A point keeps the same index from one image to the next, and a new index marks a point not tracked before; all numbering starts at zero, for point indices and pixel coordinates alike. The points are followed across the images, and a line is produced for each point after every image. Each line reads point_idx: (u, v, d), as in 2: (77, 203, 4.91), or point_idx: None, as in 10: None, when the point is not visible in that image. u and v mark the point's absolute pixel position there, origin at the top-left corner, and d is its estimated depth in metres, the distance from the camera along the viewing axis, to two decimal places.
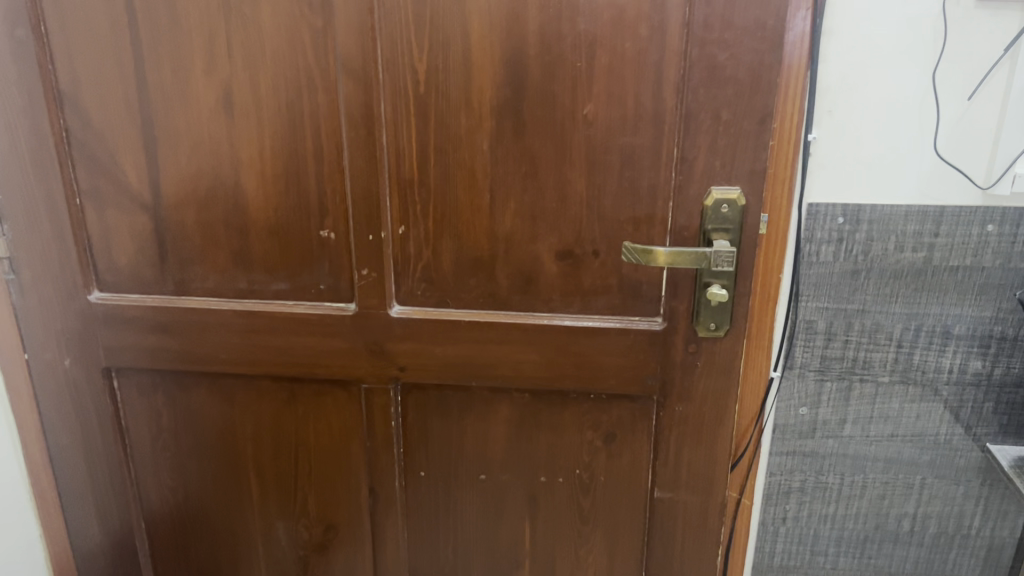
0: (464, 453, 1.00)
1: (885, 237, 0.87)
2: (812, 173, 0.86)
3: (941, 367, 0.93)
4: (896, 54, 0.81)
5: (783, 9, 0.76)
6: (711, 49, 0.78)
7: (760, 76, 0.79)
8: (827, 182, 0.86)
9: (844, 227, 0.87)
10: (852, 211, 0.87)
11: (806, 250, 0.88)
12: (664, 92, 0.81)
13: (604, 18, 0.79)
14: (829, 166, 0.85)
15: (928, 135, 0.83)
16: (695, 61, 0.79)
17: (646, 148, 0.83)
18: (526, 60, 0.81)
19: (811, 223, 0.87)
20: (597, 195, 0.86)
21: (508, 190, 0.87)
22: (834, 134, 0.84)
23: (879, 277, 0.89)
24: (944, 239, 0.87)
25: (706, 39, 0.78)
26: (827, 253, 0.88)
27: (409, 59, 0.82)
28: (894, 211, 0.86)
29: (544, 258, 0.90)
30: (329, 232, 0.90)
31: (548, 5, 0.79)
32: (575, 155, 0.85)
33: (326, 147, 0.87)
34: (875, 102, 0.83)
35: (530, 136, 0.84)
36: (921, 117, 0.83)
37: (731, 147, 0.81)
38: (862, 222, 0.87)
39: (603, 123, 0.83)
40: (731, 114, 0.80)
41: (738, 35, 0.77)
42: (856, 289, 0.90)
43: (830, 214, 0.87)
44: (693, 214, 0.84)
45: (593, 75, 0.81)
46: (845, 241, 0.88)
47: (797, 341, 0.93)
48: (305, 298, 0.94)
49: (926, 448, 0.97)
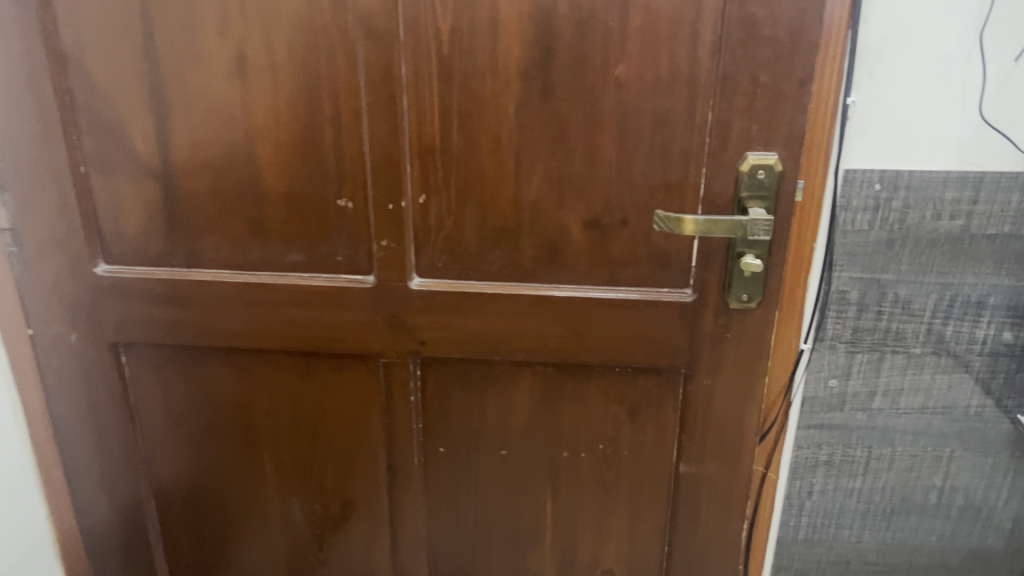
0: (484, 429, 0.98)
1: (922, 205, 0.85)
2: (851, 138, 0.83)
3: (974, 338, 0.91)
4: (941, 13, 0.77)
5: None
6: (751, 8, 0.75)
7: (801, 35, 0.75)
8: (864, 146, 0.83)
9: (881, 194, 0.84)
10: (890, 177, 0.84)
11: (841, 218, 0.86)
12: (700, 53, 0.78)
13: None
14: (869, 130, 0.82)
15: (972, 97, 0.80)
16: (734, 20, 0.75)
17: (679, 112, 0.80)
18: (555, 19, 0.78)
19: (847, 190, 0.84)
20: (627, 161, 0.83)
21: (535, 157, 0.83)
22: (875, 97, 0.81)
23: (914, 247, 0.87)
24: (983, 206, 0.85)
25: None
26: (862, 221, 0.86)
27: (432, 18, 0.78)
28: (934, 177, 0.84)
29: (570, 227, 0.87)
30: (346, 202, 0.87)
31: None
32: (604, 120, 0.81)
33: (345, 112, 0.83)
34: (917, 63, 0.79)
35: (558, 101, 0.81)
36: (965, 79, 0.80)
37: (768, 111, 0.78)
38: (900, 189, 0.84)
39: (634, 86, 0.80)
40: (769, 76, 0.77)
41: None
42: (891, 258, 0.87)
43: (868, 181, 0.84)
44: (727, 181, 0.82)
45: (626, 35, 0.78)
46: (881, 209, 0.85)
47: (829, 312, 0.90)
48: (320, 270, 0.90)
49: (956, 420, 0.96)
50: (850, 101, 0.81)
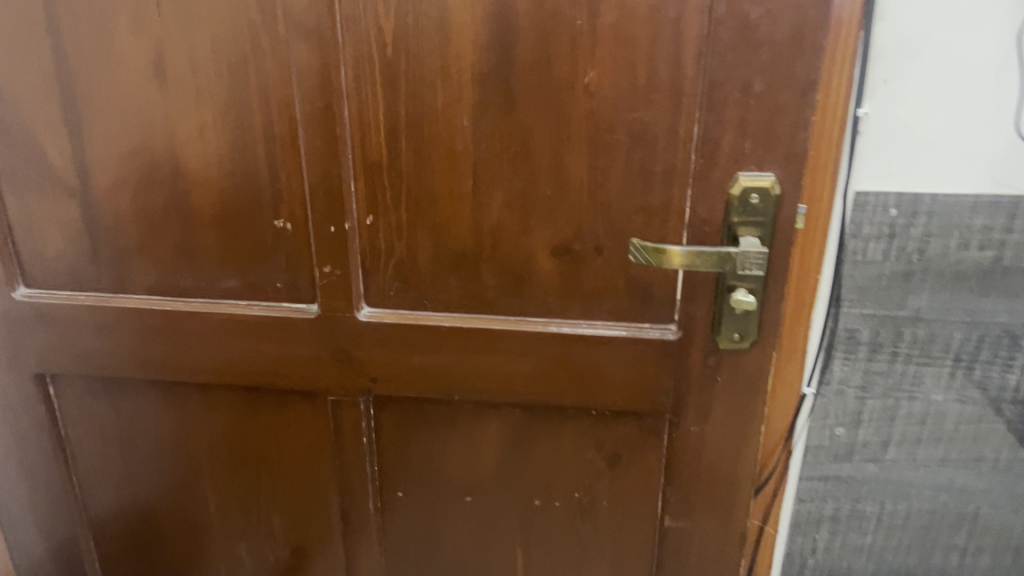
0: (446, 473, 0.88)
1: (946, 233, 0.73)
2: (862, 156, 0.71)
3: (1005, 384, 0.79)
4: (972, 9, 0.65)
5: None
6: (742, 4, 0.63)
7: (802, 37, 0.64)
8: (878, 166, 0.71)
9: (898, 220, 0.73)
10: (908, 202, 0.72)
11: (850, 248, 0.74)
12: (684, 57, 0.66)
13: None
14: (883, 147, 0.70)
15: (1007, 109, 0.68)
16: (723, 19, 0.64)
17: (660, 126, 0.69)
18: (514, 18, 0.66)
19: (858, 215, 0.73)
20: (600, 181, 0.72)
21: (494, 175, 0.73)
22: (891, 108, 0.69)
23: (936, 280, 0.75)
24: (1019, 235, 0.73)
25: None
26: (875, 251, 0.74)
27: (373, 16, 0.68)
28: (959, 202, 0.72)
29: (537, 256, 0.76)
30: (284, 223, 0.77)
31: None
32: (574, 133, 0.70)
33: (277, 122, 0.72)
34: (943, 69, 0.67)
35: (520, 110, 0.70)
36: (1000, 87, 0.68)
37: (763, 126, 0.67)
38: (919, 215, 0.72)
39: (608, 95, 0.68)
40: (765, 85, 0.66)
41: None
42: (908, 293, 0.76)
43: (882, 205, 0.72)
44: (715, 206, 0.71)
45: (597, 37, 0.66)
46: (897, 238, 0.73)
47: (836, 353, 0.79)
48: (259, 298, 0.81)
49: (982, 475, 0.84)
50: (861, 113, 0.69)
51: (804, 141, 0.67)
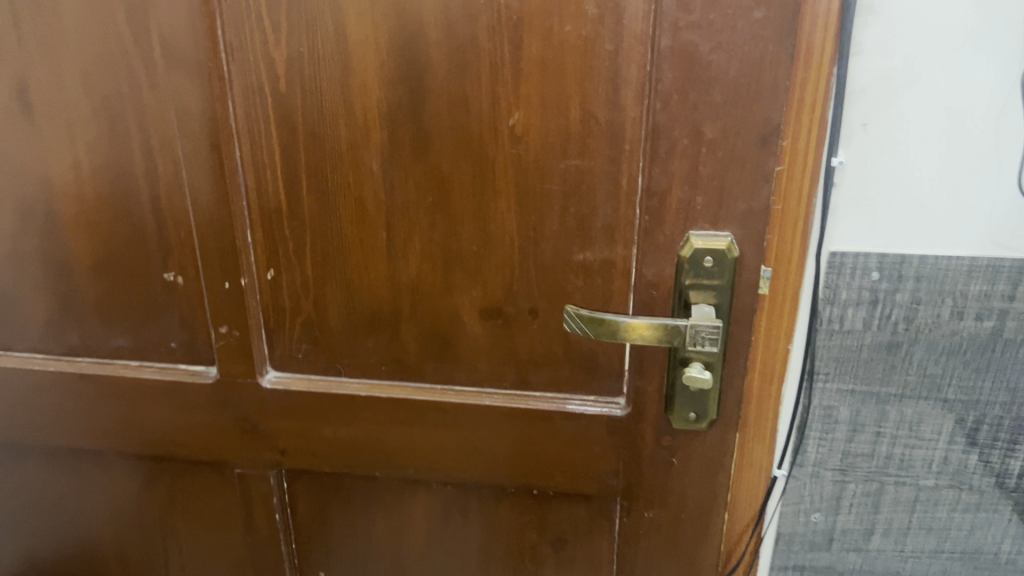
0: (371, 553, 0.77)
1: (938, 300, 0.62)
2: (838, 210, 0.60)
3: (1008, 471, 0.68)
4: (968, 44, 0.55)
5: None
6: (690, 35, 0.53)
7: (761, 76, 0.53)
8: (855, 223, 0.60)
9: (881, 285, 0.62)
10: (892, 263, 0.61)
11: (825, 316, 0.63)
12: (623, 96, 0.56)
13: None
14: (863, 201, 0.60)
15: (1009, 160, 0.58)
16: (666, 53, 0.54)
17: (598, 176, 0.59)
18: (423, 49, 0.56)
19: (833, 279, 0.62)
20: (532, 236, 0.62)
21: (409, 227, 0.63)
22: (872, 157, 0.58)
23: (926, 353, 0.64)
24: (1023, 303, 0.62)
25: (680, 21, 0.53)
26: (855, 320, 0.63)
27: (261, 46, 0.58)
28: (954, 264, 0.61)
29: (464, 317, 0.66)
30: (175, 276, 0.67)
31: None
32: (498, 181, 0.60)
33: (161, 165, 0.63)
34: (933, 113, 0.57)
35: (435, 153, 0.60)
36: (1001, 136, 0.57)
37: (718, 178, 0.57)
38: (906, 280, 0.62)
39: (536, 140, 0.58)
40: (718, 130, 0.55)
41: (731, 17, 0.52)
42: (893, 368, 0.65)
43: (862, 268, 0.61)
44: (664, 268, 0.61)
45: (520, 73, 0.56)
46: (880, 305, 0.63)
47: (810, 433, 0.68)
48: (153, 358, 0.71)
49: (980, 568, 0.73)
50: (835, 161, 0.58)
51: (767, 194, 0.57)
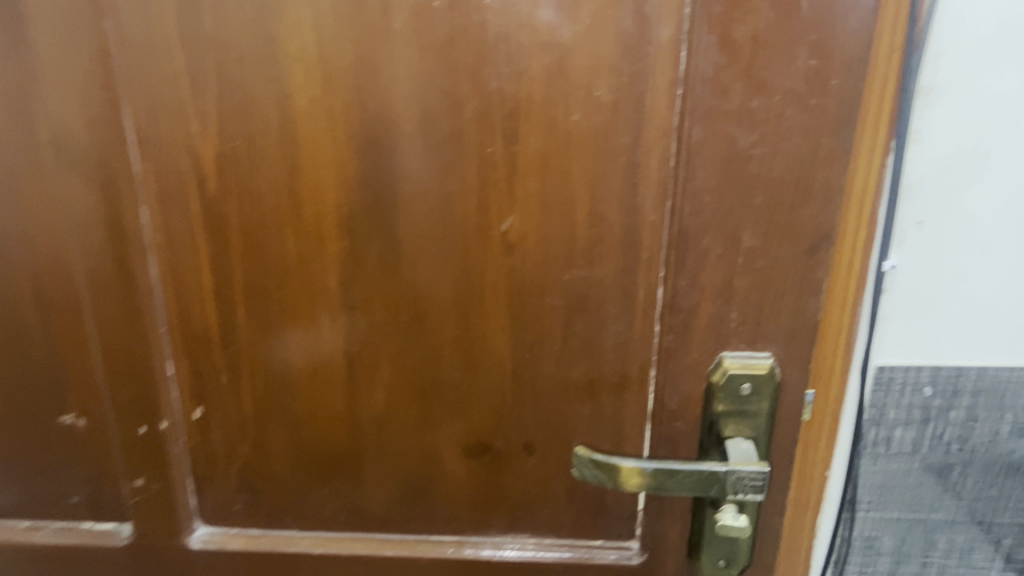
0: None
1: (995, 416, 0.55)
2: (887, 320, 0.53)
3: None
4: None
5: (865, 56, 0.41)
6: (726, 126, 0.43)
7: (812, 172, 0.44)
8: (905, 334, 0.53)
9: (933, 401, 0.55)
10: (947, 377, 0.54)
11: (869, 438, 0.56)
12: (642, 196, 0.46)
13: (535, 68, 0.43)
14: (915, 309, 0.53)
15: None
16: (698, 148, 0.44)
17: (611, 288, 0.49)
18: (393, 141, 0.45)
19: (879, 397, 0.55)
20: (528, 359, 0.51)
21: (377, 353, 0.51)
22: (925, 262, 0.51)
23: (980, 475, 0.57)
24: None
25: (715, 109, 0.43)
26: (903, 440, 0.56)
27: (187, 137, 0.46)
28: (1016, 376, 0.54)
29: (444, 456, 0.54)
30: (76, 417, 0.54)
31: (429, 43, 0.43)
32: (487, 295, 0.49)
33: (57, 283, 0.50)
34: (996, 212, 0.50)
35: (407, 265, 0.48)
36: None
37: (757, 291, 0.47)
38: (962, 395, 0.54)
39: (535, 247, 0.48)
40: (758, 237, 0.46)
41: (778, 105, 0.43)
42: (943, 493, 0.57)
43: (912, 383, 0.54)
44: (689, 395, 0.50)
45: (517, 168, 0.46)
46: (932, 423, 0.55)
47: (848, 567, 0.60)
48: (47, 517, 0.57)
49: None
50: (887, 266, 0.51)
51: (816, 310, 0.47)
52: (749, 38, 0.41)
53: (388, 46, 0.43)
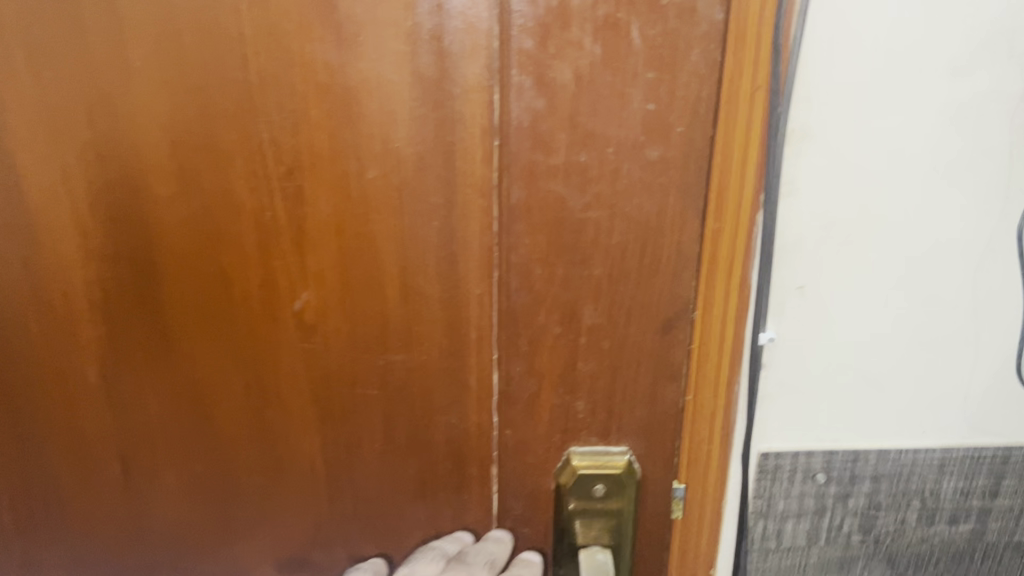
0: None
1: (897, 504, 0.50)
2: (769, 398, 0.47)
3: None
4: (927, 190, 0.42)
5: (715, 98, 0.33)
6: (553, 185, 0.35)
7: (660, 235, 0.36)
8: (790, 416, 0.48)
9: (829, 491, 0.50)
10: (843, 462, 0.49)
11: (761, 532, 0.51)
12: (463, 267, 0.38)
13: (313, 113, 0.35)
14: (800, 386, 0.47)
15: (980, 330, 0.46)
16: (520, 212, 0.35)
17: (436, 377, 0.40)
18: (150, 206, 0.38)
19: (768, 488, 0.49)
20: (343, 459, 0.43)
21: (164, 448, 0.44)
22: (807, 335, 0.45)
23: (883, 566, 0.52)
24: (998, 502, 0.51)
25: (537, 162, 0.34)
26: (798, 534, 0.51)
27: None
28: (921, 458, 0.49)
29: (253, 561, 0.46)
30: None
31: (177, 87, 0.36)
32: (284, 384, 0.41)
33: None
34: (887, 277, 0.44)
35: (186, 349, 0.41)
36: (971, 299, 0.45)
37: (607, 375, 0.39)
38: (861, 481, 0.49)
39: (337, 328, 0.40)
40: (601, 314, 0.37)
41: (612, 158, 0.34)
42: None
43: (803, 470, 0.49)
44: (538, 494, 0.42)
45: (303, 236, 0.38)
46: (829, 514, 0.50)
47: None
48: None
49: None
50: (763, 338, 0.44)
51: (677, 395, 0.39)
52: (570, 78, 0.33)
53: (115, 109, 0.36)
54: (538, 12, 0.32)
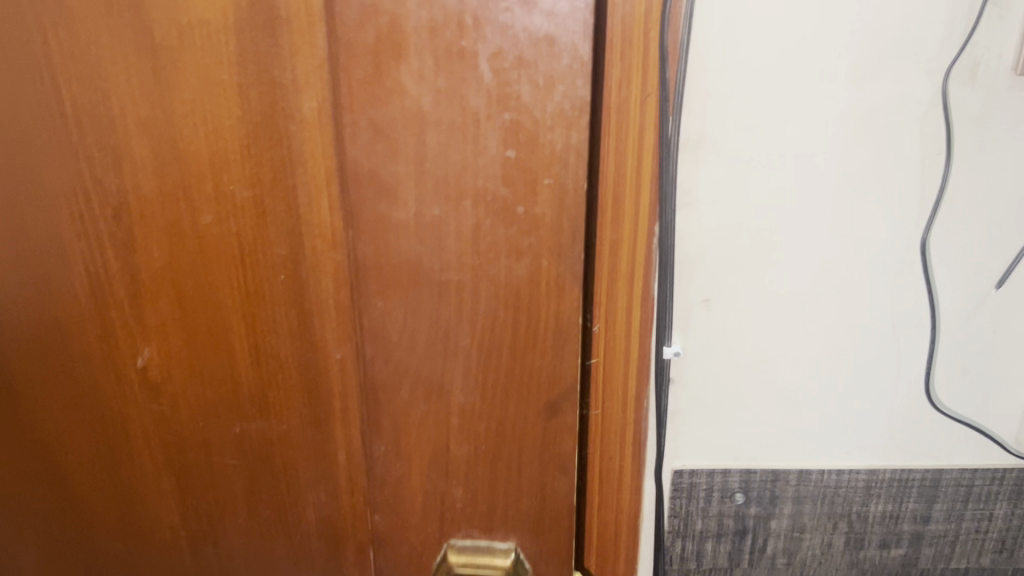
0: None
1: (821, 526, 0.62)
2: (683, 412, 0.59)
3: None
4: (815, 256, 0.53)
5: (587, 144, 0.28)
6: (405, 242, 0.30)
7: (533, 312, 0.31)
8: (698, 435, 0.60)
9: (754, 512, 0.62)
10: (762, 481, 0.61)
11: (694, 546, 0.63)
12: (317, 326, 0.34)
13: (138, 152, 0.32)
14: (710, 401, 0.59)
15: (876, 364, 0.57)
16: (367, 270, 0.31)
17: (297, 447, 0.36)
18: None
19: (694, 507, 0.61)
20: (208, 522, 0.40)
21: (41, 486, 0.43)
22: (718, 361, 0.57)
23: None
24: (915, 528, 0.63)
25: (380, 217, 0.30)
26: (727, 547, 0.63)
27: None
28: (846, 480, 0.61)
29: None
30: None
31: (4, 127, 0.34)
32: (140, 440, 0.39)
33: None
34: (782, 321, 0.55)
35: (44, 396, 0.40)
36: (859, 341, 0.56)
37: (486, 468, 0.34)
38: (783, 500, 0.61)
39: (186, 390, 0.37)
40: (471, 395, 0.33)
41: (472, 214, 0.29)
42: None
43: (722, 489, 0.61)
44: None
45: (143, 290, 0.35)
46: (753, 532, 0.62)
47: None
48: None
49: None
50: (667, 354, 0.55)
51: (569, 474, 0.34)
52: (414, 118, 0.28)
53: None
54: (368, 36, 0.27)
